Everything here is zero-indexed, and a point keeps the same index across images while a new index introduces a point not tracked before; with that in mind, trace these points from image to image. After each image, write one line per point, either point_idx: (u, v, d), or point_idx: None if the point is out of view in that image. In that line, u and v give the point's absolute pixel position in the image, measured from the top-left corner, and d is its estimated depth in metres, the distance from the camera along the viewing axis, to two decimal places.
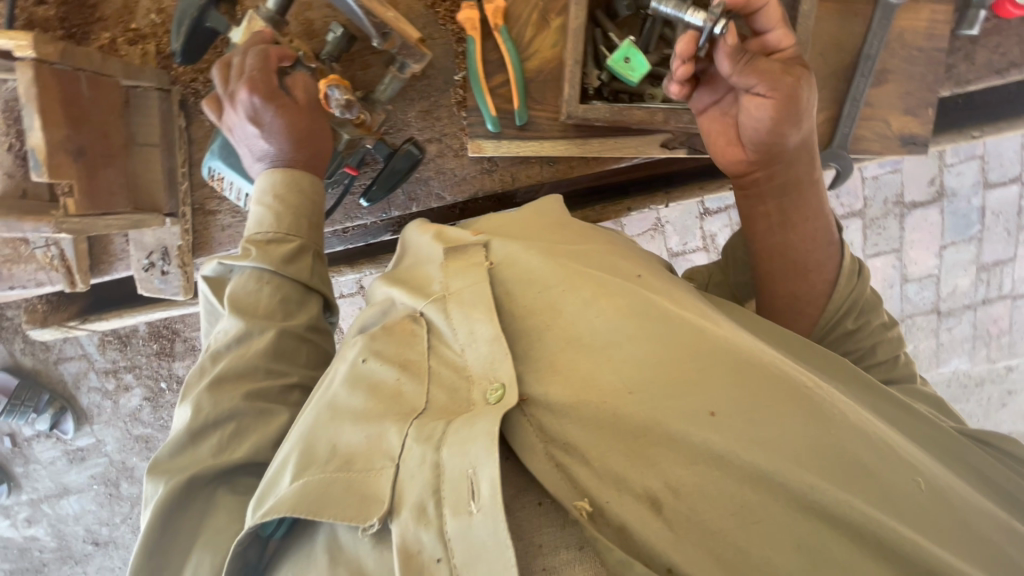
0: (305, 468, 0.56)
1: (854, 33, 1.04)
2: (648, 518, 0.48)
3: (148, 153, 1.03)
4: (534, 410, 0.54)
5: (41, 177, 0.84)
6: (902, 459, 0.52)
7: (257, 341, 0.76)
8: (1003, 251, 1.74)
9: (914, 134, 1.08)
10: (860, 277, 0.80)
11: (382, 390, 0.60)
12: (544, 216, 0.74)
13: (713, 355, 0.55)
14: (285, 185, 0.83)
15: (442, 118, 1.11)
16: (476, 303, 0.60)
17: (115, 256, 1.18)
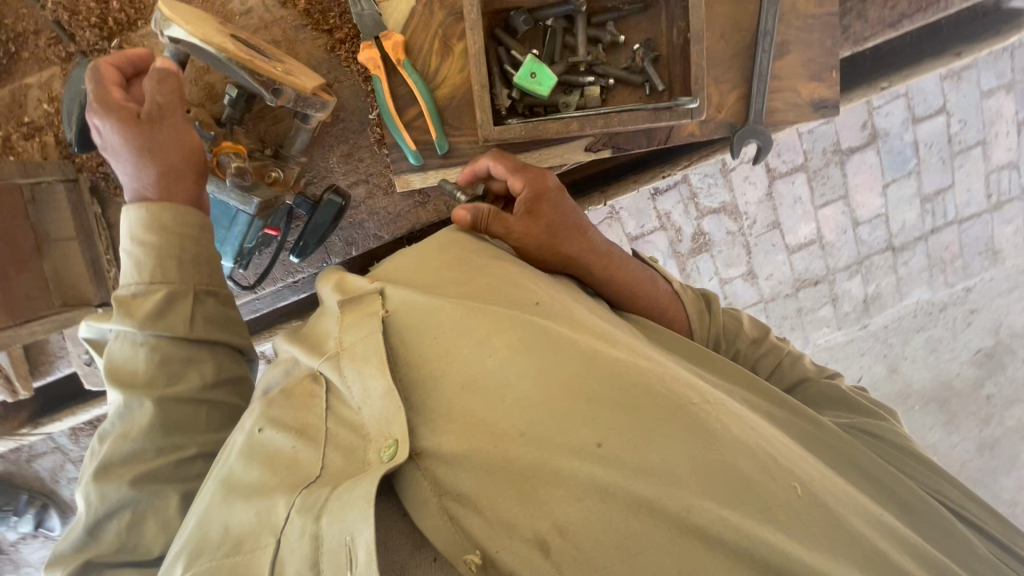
0: (194, 558, 0.56)
1: (749, 12, 1.06)
2: (538, 561, 0.51)
3: (66, 248, 0.99)
4: (427, 461, 0.56)
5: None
6: (782, 468, 0.58)
7: (140, 415, 0.73)
8: (941, 180, 1.80)
9: (823, 99, 1.11)
10: (710, 312, 0.94)
11: (279, 459, 0.61)
12: (452, 252, 0.77)
13: (606, 381, 0.59)
14: (142, 225, 0.78)
15: (365, 158, 1.09)
16: (369, 357, 0.62)
17: (54, 354, 1.14)
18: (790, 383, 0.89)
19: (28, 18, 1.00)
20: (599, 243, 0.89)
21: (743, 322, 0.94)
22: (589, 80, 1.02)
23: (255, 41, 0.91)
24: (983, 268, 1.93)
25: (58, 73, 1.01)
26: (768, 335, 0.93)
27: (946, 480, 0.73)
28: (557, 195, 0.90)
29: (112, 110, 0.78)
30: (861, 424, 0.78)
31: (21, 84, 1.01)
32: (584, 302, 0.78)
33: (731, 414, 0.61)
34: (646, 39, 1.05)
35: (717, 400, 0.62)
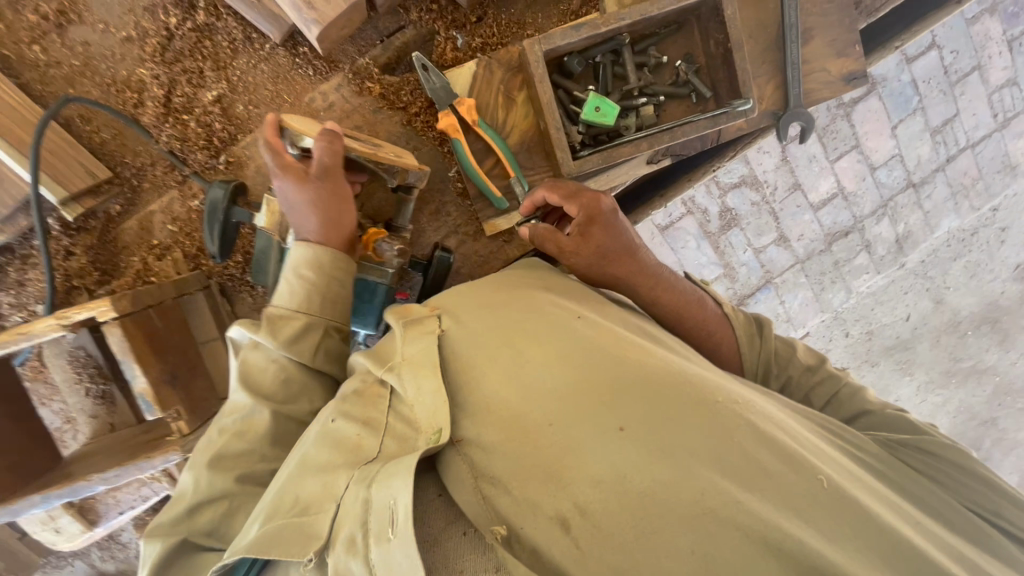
0: (269, 517, 0.66)
1: (770, 10, 1.16)
2: (558, 538, 0.58)
3: (213, 347, 1.10)
4: (465, 447, 0.66)
5: (155, 415, 0.94)
6: (802, 462, 0.63)
7: (257, 418, 0.81)
8: (946, 110, 1.87)
9: (853, 71, 1.21)
10: (761, 338, 0.97)
11: (345, 443, 0.69)
12: (489, 282, 0.86)
13: (636, 381, 0.67)
14: (305, 263, 0.87)
15: (452, 212, 1.20)
16: (425, 362, 0.71)
17: None
18: (850, 414, 0.91)
19: (144, 153, 1.11)
20: (648, 264, 0.94)
21: (796, 348, 0.97)
22: (643, 101, 1.11)
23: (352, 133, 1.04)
24: (1005, 185, 2.00)
25: (176, 195, 1.12)
26: (824, 365, 0.96)
27: (1004, 498, 0.76)
28: (610, 215, 0.93)
29: (289, 168, 0.89)
30: (917, 441, 0.80)
31: (146, 210, 1.12)
32: (611, 309, 0.86)
33: (759, 412, 0.68)
34: (684, 54, 1.16)
35: (746, 400, 0.69)
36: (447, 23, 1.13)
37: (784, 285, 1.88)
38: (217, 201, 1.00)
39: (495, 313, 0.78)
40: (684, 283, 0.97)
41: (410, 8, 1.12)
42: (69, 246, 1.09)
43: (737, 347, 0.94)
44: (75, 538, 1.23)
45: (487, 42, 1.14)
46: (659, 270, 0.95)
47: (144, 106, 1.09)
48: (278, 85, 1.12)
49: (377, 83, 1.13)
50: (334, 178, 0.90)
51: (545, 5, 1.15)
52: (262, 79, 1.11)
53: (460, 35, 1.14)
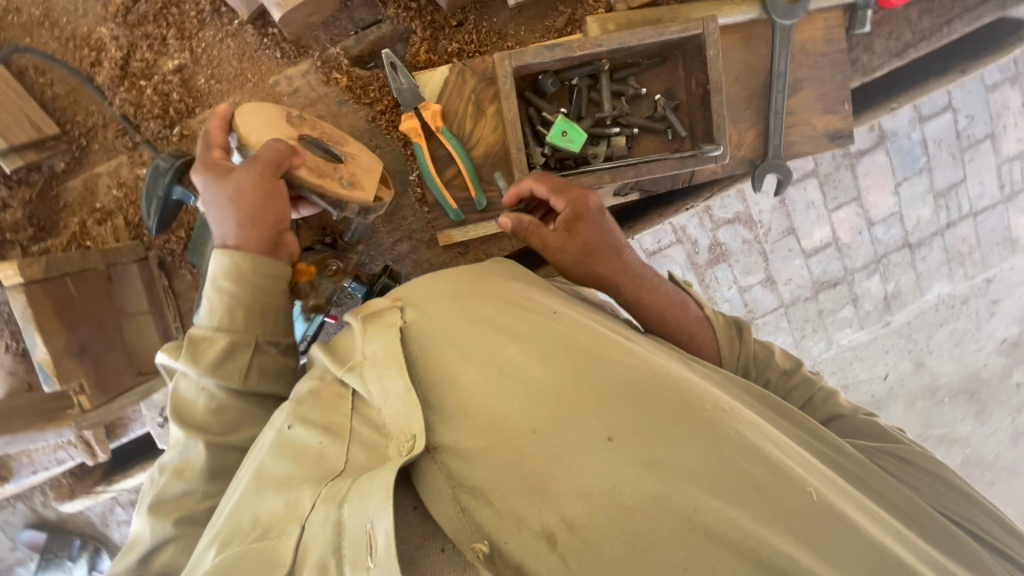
0: (227, 543, 0.60)
1: (762, 54, 1.12)
2: (544, 553, 0.53)
3: (140, 321, 1.06)
4: (443, 455, 0.60)
5: (53, 387, 0.92)
6: (791, 474, 0.57)
7: (193, 454, 0.77)
8: (953, 175, 1.82)
9: (838, 129, 1.17)
10: (741, 339, 0.89)
11: (306, 454, 0.64)
12: (454, 270, 0.79)
13: (627, 383, 0.60)
14: (224, 274, 0.81)
15: (408, 216, 1.18)
16: (389, 362, 0.66)
17: (128, 419, 1.22)
18: (821, 418, 0.86)
19: (96, 113, 1.08)
20: (634, 263, 0.88)
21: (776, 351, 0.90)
22: (615, 131, 1.08)
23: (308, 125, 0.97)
24: (1002, 258, 1.95)
25: (126, 161, 1.09)
26: (802, 367, 0.89)
27: (983, 509, 0.74)
28: (598, 216, 0.88)
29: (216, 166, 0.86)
30: (893, 448, 0.77)
31: (92, 172, 1.09)
32: (589, 308, 0.79)
33: (747, 420, 0.61)
34: (666, 89, 1.12)
35: (734, 406, 0.62)
36: (425, 22, 1.09)
37: (765, 326, 1.82)
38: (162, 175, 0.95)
39: (462, 305, 0.71)
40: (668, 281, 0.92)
41: (388, 3, 1.09)
42: (5, 199, 1.05)
43: (718, 354, 0.88)
44: None
45: (463, 49, 1.11)
46: (643, 266, 0.90)
47: (100, 66, 1.05)
48: (243, 63, 1.08)
49: (345, 75, 1.09)
50: (252, 171, 0.84)
51: (530, 19, 1.11)
52: (227, 54, 1.08)
53: (438, 37, 1.11)
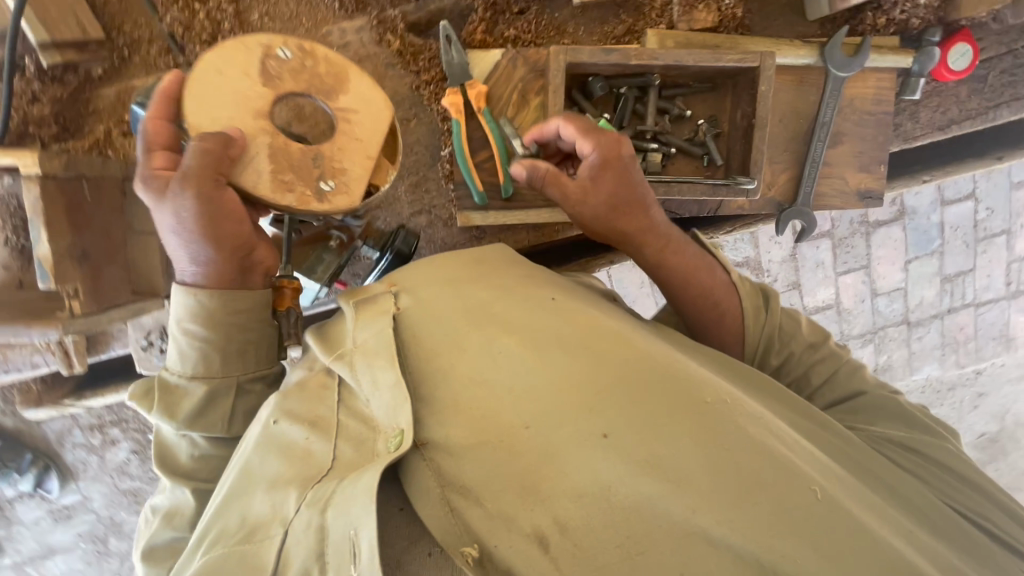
0: (213, 544, 0.62)
1: (810, 101, 1.12)
2: (536, 556, 0.51)
3: (146, 241, 1.05)
4: (432, 453, 0.58)
5: (48, 286, 0.88)
6: (795, 471, 0.54)
7: (182, 501, 0.83)
8: (963, 263, 1.83)
9: (869, 189, 1.18)
10: (769, 313, 0.88)
11: (293, 451, 0.65)
12: (457, 258, 0.79)
13: (626, 372, 0.59)
14: (191, 315, 0.82)
15: (431, 191, 1.17)
16: (379, 351, 0.65)
17: (112, 337, 1.20)
18: (845, 394, 0.86)
19: (144, 26, 1.07)
20: (659, 223, 0.88)
21: (799, 322, 0.91)
22: (653, 146, 1.07)
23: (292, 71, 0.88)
24: (995, 353, 1.96)
25: (164, 80, 1.09)
26: (826, 342, 0.90)
27: (1001, 507, 0.71)
28: (628, 165, 0.87)
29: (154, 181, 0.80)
30: (908, 439, 0.76)
31: (128, 83, 1.08)
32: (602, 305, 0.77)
33: (750, 414, 0.59)
34: (710, 115, 1.12)
35: (737, 400, 0.60)
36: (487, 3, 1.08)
37: None
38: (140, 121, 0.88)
39: (461, 292, 0.71)
40: (693, 242, 0.91)
41: None
42: (36, 92, 1.03)
43: (742, 330, 0.87)
44: None
45: (521, 35, 1.11)
46: (669, 224, 0.89)
47: None
48: (301, 8, 1.08)
49: (399, 39, 1.10)
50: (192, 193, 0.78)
51: (591, 18, 1.11)
52: None
53: (497, 19, 1.10)
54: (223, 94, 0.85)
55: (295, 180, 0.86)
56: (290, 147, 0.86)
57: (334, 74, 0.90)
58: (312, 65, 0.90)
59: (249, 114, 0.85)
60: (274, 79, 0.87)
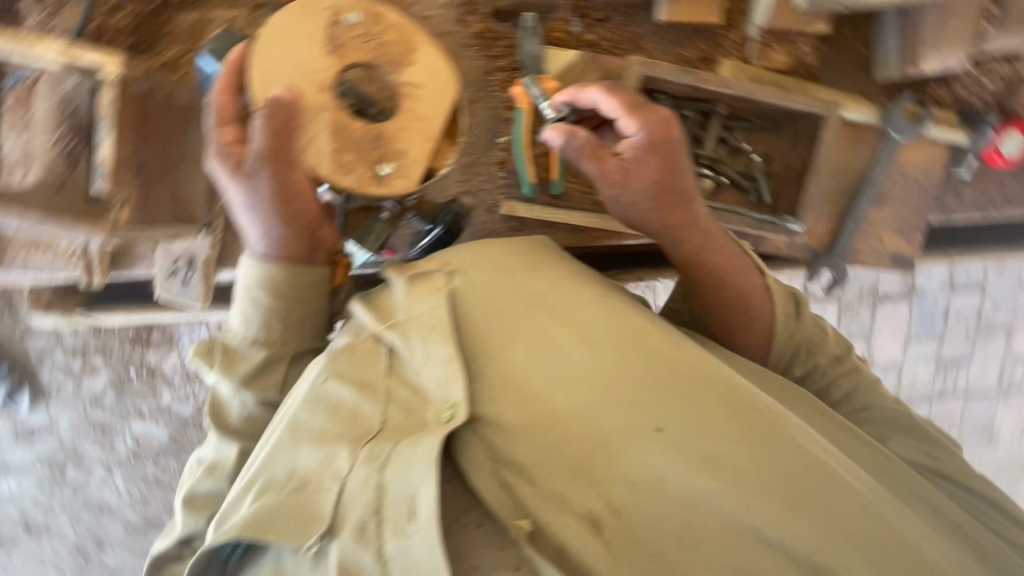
0: (264, 491, 0.61)
1: (864, 159, 1.15)
2: (589, 539, 0.52)
3: (195, 170, 1.06)
4: (483, 428, 0.60)
5: (101, 185, 0.93)
6: (846, 483, 0.55)
7: (228, 455, 0.86)
8: (961, 350, 1.86)
9: (903, 253, 1.21)
10: (799, 320, 0.91)
11: (339, 409, 0.64)
12: (510, 244, 0.79)
13: (672, 367, 0.60)
14: (260, 284, 0.88)
15: (480, 174, 1.18)
16: (435, 325, 0.66)
17: (137, 257, 1.20)
18: (856, 407, 0.89)
19: None
20: (701, 217, 0.89)
21: (827, 334, 0.92)
22: (706, 173, 1.09)
23: (354, 38, 0.94)
24: (976, 445, 1.99)
25: (244, 16, 1.10)
26: (849, 355, 0.92)
27: (1010, 521, 0.76)
28: (675, 150, 0.87)
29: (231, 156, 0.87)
30: (928, 461, 0.80)
31: (208, 12, 1.08)
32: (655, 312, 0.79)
33: (798, 426, 0.60)
34: (765, 152, 1.14)
35: (785, 412, 0.61)
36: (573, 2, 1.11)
37: None
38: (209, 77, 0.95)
39: (515, 279, 0.71)
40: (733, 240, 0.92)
41: None
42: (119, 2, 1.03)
43: (769, 336, 0.89)
44: None
45: (598, 40, 1.12)
46: (710, 219, 0.90)
47: None
48: None
49: (480, 22, 1.12)
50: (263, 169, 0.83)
51: (669, 39, 1.13)
52: None
53: (578, 21, 1.12)
54: (290, 59, 0.91)
55: (355, 161, 0.94)
56: (352, 125, 0.93)
57: (401, 41, 0.97)
58: (380, 33, 0.96)
59: (313, 86, 0.92)
60: (339, 48, 0.94)
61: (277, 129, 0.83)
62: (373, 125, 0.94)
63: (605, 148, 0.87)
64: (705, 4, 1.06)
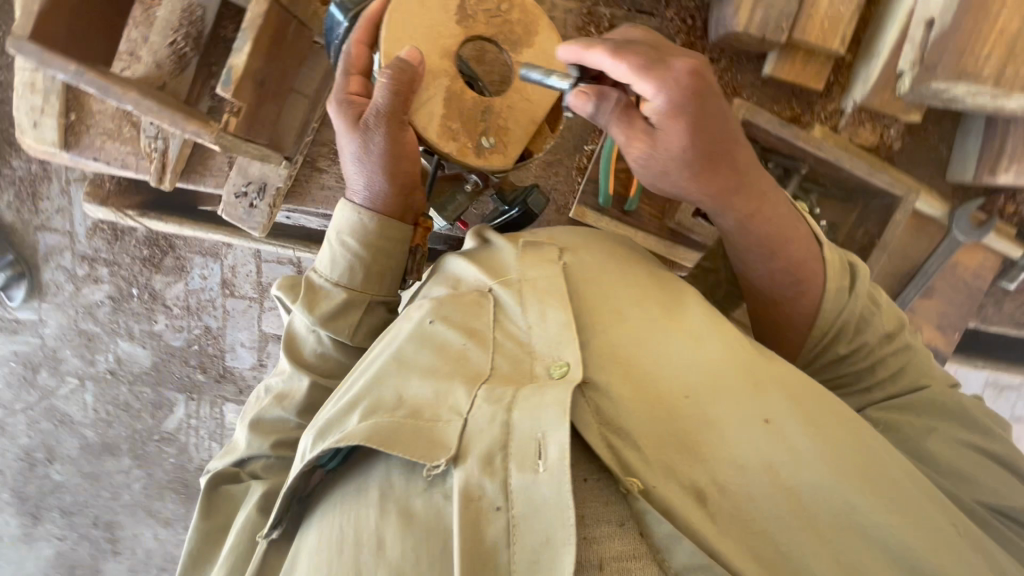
0: (374, 409, 0.77)
1: (917, 249, 1.21)
2: (694, 507, 0.65)
3: (298, 102, 1.14)
4: (592, 394, 0.71)
5: (224, 92, 0.98)
6: (915, 485, 0.67)
7: (297, 388, 0.99)
8: None
9: (938, 349, 1.24)
10: (851, 296, 0.85)
11: (449, 350, 0.79)
12: (610, 240, 0.92)
13: (758, 372, 0.73)
14: (352, 232, 0.96)
15: (558, 174, 1.26)
16: (550, 292, 0.79)
17: (210, 171, 1.24)
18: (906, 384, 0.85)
19: None
20: (750, 174, 0.82)
21: (879, 308, 0.87)
22: None
23: (485, 11, 0.96)
24: None
25: None
26: (901, 334, 0.87)
27: None
28: (713, 100, 0.74)
29: (352, 107, 0.94)
30: (984, 445, 0.77)
31: None
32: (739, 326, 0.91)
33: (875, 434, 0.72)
34: (831, 221, 1.20)
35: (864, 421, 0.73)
36: (686, 40, 1.17)
37: None
38: (336, 27, 0.97)
39: (626, 273, 0.84)
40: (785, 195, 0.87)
41: (671, 6, 1.16)
42: None
43: (818, 305, 0.85)
44: (41, 143, 1.19)
45: None
46: (760, 174, 0.84)
47: None
48: None
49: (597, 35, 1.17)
50: (380, 125, 0.91)
51: (766, 95, 1.19)
52: None
53: None
54: (418, 22, 0.93)
55: (460, 130, 0.96)
56: (465, 96, 0.95)
57: (525, 19, 0.98)
58: (507, 10, 0.97)
59: (438, 52, 0.94)
60: (468, 17, 0.95)
61: (399, 90, 0.89)
62: (484, 100, 0.96)
63: (633, 109, 0.77)
64: (816, 70, 1.12)
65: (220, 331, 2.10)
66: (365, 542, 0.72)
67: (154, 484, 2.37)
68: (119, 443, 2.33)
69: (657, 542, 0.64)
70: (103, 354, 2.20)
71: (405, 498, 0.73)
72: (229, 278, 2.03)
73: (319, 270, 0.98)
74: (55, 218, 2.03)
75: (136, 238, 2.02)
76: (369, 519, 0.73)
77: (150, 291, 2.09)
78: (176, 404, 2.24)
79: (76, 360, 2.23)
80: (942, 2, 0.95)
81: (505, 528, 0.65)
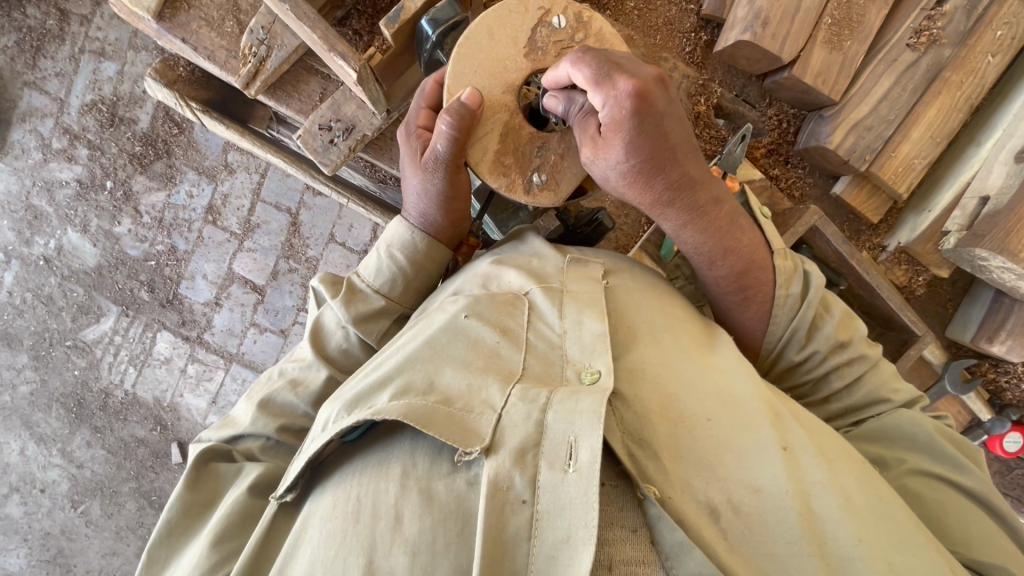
0: (404, 392, 0.71)
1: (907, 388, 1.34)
2: (708, 524, 0.63)
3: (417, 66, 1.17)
4: (618, 404, 0.70)
5: (388, 29, 1.02)
6: (923, 537, 0.65)
7: (314, 376, 0.91)
8: None
9: None
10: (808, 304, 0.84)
11: (482, 346, 0.76)
12: (649, 270, 0.91)
13: (777, 408, 0.73)
14: (400, 247, 0.94)
15: (628, 216, 1.36)
16: (590, 305, 0.78)
17: (298, 93, 1.20)
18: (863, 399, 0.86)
19: None
20: (703, 184, 0.80)
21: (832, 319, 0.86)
22: None
23: (556, 42, 0.93)
24: None
25: None
26: (856, 342, 0.87)
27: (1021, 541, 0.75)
28: (662, 108, 0.74)
29: (418, 141, 0.93)
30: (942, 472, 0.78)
31: None
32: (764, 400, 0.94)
33: (884, 484, 0.71)
34: None
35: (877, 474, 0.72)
36: (776, 140, 1.28)
37: None
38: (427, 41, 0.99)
39: (661, 298, 0.84)
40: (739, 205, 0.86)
41: (773, 105, 1.27)
42: None
43: (769, 312, 0.85)
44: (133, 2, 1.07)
45: (780, 178, 1.29)
46: (711, 176, 0.81)
47: None
48: (662, 28, 1.26)
49: (705, 105, 1.26)
50: (439, 169, 0.90)
51: (829, 209, 1.31)
52: (659, 13, 1.26)
53: (769, 157, 1.29)
54: (495, 43, 0.91)
55: (512, 165, 0.94)
56: (523, 130, 0.93)
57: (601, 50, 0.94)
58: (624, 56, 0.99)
59: (502, 79, 0.92)
60: (538, 50, 0.92)
61: (457, 138, 0.87)
62: (541, 137, 0.94)
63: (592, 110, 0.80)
64: (876, 205, 1.25)
65: (186, 255, 1.95)
66: (382, 515, 0.64)
67: (42, 395, 2.04)
68: (21, 336, 2.02)
69: (665, 552, 0.61)
70: (43, 238, 1.96)
71: (428, 479, 0.66)
72: (216, 205, 1.92)
73: (357, 271, 0.95)
74: (51, 81, 1.87)
75: (134, 132, 1.88)
76: (387, 492, 0.66)
77: (125, 190, 1.92)
78: (106, 314, 1.99)
79: (9, 235, 1.96)
80: (999, 185, 1.11)
81: (527, 522, 0.60)
